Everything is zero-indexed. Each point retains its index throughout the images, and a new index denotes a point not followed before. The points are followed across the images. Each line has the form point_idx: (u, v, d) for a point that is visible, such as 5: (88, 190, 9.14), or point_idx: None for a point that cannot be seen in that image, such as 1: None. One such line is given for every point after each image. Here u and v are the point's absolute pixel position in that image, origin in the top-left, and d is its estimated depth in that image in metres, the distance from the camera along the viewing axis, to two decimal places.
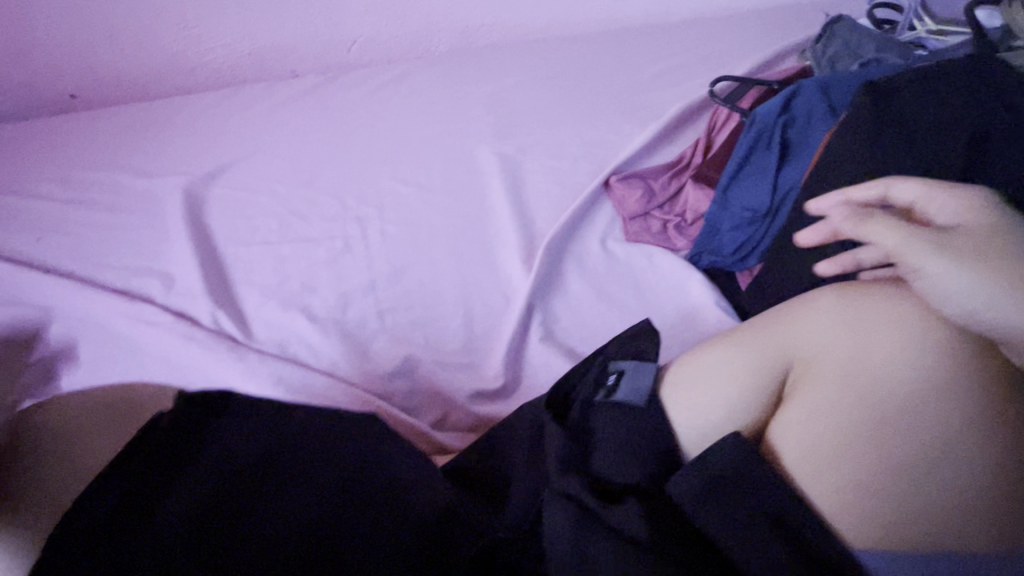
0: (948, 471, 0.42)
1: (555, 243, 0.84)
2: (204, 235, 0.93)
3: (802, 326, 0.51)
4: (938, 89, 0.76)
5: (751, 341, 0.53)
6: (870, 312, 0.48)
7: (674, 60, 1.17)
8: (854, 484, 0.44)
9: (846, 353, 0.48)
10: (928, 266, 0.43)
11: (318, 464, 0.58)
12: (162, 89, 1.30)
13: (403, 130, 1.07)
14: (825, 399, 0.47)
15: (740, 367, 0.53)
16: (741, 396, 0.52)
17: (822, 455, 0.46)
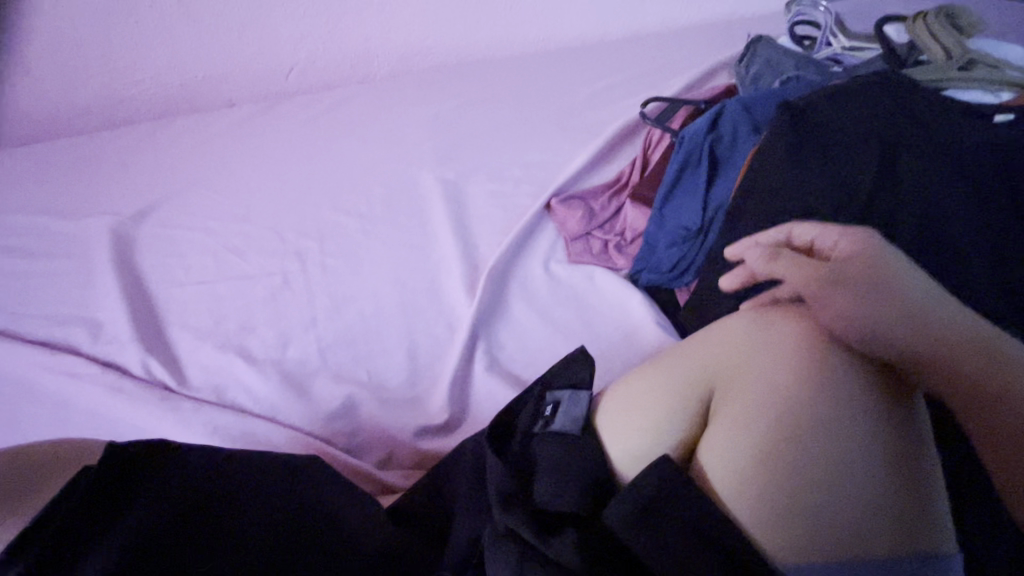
0: (852, 480, 0.45)
1: (498, 268, 0.85)
2: (134, 277, 0.89)
3: (719, 349, 0.54)
4: (850, 107, 0.80)
5: (674, 368, 0.55)
6: (779, 335, 0.52)
7: (610, 78, 1.19)
8: (773, 501, 0.46)
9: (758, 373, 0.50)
10: (825, 295, 0.51)
11: (266, 503, 0.53)
12: (89, 123, 1.25)
13: (343, 158, 1.06)
14: (742, 418, 0.49)
15: (665, 393, 0.54)
16: (668, 421, 0.53)
17: (744, 474, 0.47)
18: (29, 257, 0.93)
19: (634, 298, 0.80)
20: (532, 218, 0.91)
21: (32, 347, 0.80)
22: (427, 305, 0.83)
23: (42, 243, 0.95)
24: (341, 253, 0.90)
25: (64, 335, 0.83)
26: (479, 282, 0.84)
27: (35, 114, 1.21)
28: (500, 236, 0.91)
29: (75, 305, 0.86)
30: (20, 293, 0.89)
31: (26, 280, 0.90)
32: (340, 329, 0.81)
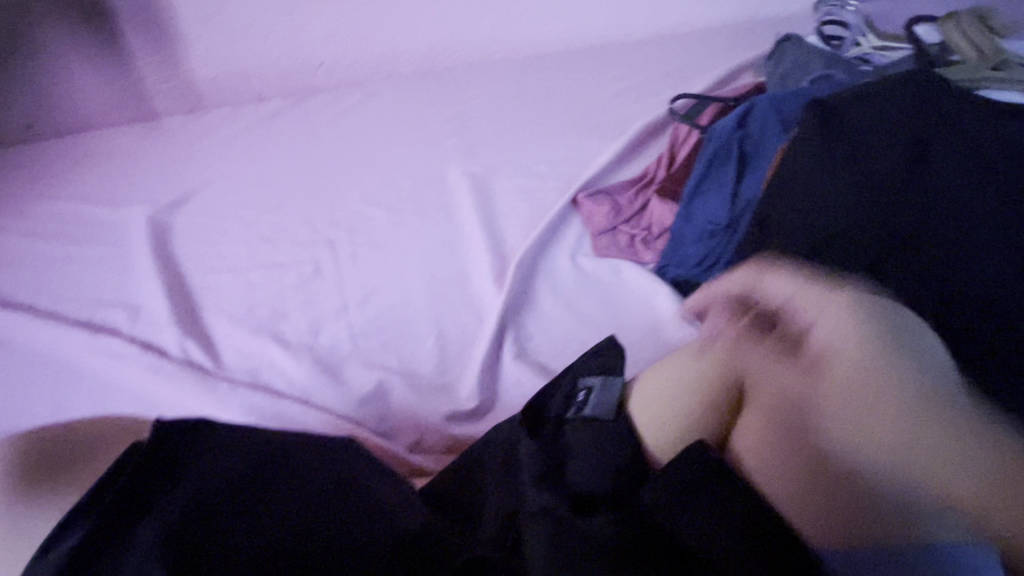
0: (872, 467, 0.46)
1: (525, 260, 0.86)
2: (171, 263, 0.92)
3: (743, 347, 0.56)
4: (883, 103, 0.80)
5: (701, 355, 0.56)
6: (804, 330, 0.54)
7: (636, 76, 1.20)
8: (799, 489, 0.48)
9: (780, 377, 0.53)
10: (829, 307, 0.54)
11: (306, 482, 0.54)
12: (124, 115, 1.29)
13: (371, 152, 1.08)
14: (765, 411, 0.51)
15: (691, 381, 0.55)
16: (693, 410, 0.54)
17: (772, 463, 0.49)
18: (70, 242, 0.96)
19: (661, 289, 0.81)
20: (558, 212, 0.92)
21: (75, 329, 0.82)
22: (455, 296, 0.84)
23: (82, 229, 0.98)
24: (370, 244, 0.92)
25: (105, 318, 0.85)
26: (506, 274, 0.85)
27: (72, 105, 1.25)
28: (527, 229, 0.92)
29: (114, 289, 0.89)
30: (61, 278, 0.92)
31: (67, 265, 0.93)
32: (371, 317, 0.83)
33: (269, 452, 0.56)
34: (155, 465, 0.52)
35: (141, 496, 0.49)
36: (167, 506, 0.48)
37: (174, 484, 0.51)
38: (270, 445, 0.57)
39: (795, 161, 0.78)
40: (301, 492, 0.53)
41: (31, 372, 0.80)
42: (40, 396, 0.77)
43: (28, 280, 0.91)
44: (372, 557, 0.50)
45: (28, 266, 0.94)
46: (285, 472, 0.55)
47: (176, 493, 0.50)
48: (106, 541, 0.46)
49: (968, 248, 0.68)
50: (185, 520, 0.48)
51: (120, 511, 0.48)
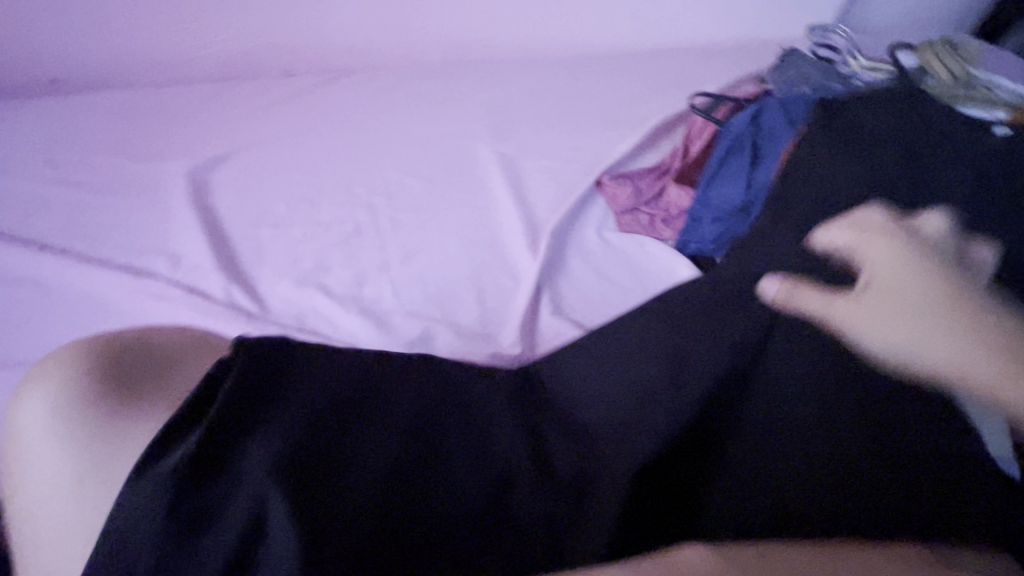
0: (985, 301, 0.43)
1: (558, 230, 0.93)
2: (210, 216, 0.94)
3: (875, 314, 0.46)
4: (879, 108, 0.91)
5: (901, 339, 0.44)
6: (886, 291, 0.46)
7: (650, 78, 1.30)
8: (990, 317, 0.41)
9: (949, 344, 0.41)
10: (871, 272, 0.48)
11: (398, 406, 0.55)
12: (151, 81, 1.30)
13: (405, 129, 1.13)
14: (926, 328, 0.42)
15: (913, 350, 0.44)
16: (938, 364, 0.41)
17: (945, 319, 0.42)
18: (104, 193, 0.97)
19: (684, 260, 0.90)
20: (585, 191, 1.00)
21: (116, 271, 0.84)
22: (492, 260, 0.90)
23: (116, 181, 0.99)
24: (408, 209, 0.97)
25: (145, 263, 0.87)
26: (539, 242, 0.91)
27: (99, 66, 1.25)
28: (556, 204, 0.99)
29: (153, 238, 0.90)
30: (97, 224, 0.92)
31: (103, 213, 0.94)
32: (414, 274, 0.87)
33: (359, 376, 0.57)
34: (249, 394, 0.51)
35: (246, 422, 0.50)
36: (276, 426, 0.49)
37: (275, 405, 0.51)
38: (358, 368, 0.57)
39: (805, 148, 0.87)
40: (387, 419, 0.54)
41: (70, 311, 0.80)
42: (82, 332, 0.78)
43: (63, 225, 0.92)
44: (469, 483, 0.51)
45: (61, 213, 0.94)
46: (377, 397, 0.55)
47: (281, 413, 0.51)
48: (215, 462, 0.47)
49: (965, 215, 0.75)
50: (293, 444, 0.48)
51: (228, 430, 0.49)
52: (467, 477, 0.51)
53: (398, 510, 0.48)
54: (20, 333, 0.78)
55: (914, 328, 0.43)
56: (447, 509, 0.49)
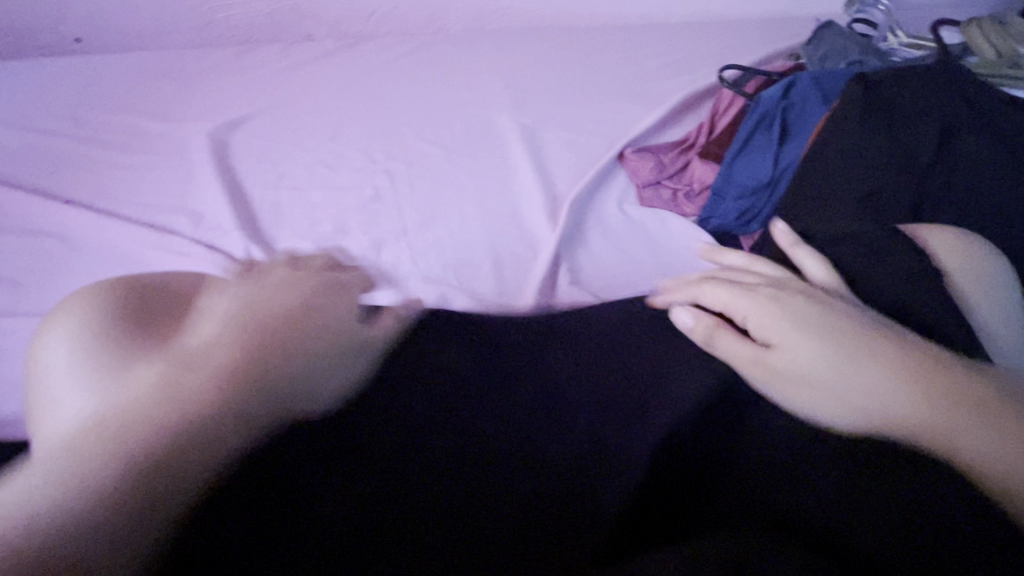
0: (923, 394, 0.46)
1: (577, 203, 0.92)
2: (231, 177, 0.94)
3: (817, 356, 0.50)
4: (917, 84, 0.88)
5: (844, 371, 0.49)
6: (845, 342, 0.50)
7: (678, 52, 1.26)
8: (893, 401, 0.47)
9: (896, 402, 0.47)
10: (826, 329, 0.52)
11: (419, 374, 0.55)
12: (173, 42, 1.30)
13: (425, 96, 1.12)
14: (893, 395, 0.47)
15: (861, 390, 0.48)
16: (880, 413, 0.47)
17: (846, 382, 0.49)
18: (127, 151, 0.98)
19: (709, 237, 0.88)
20: (607, 164, 0.98)
21: (139, 228, 0.85)
22: (511, 230, 0.89)
23: (139, 140, 1.00)
24: (428, 177, 0.96)
25: (167, 221, 0.87)
26: (559, 214, 0.90)
27: (123, 26, 1.25)
28: (577, 176, 0.98)
29: (175, 197, 0.91)
30: (120, 182, 0.93)
31: (126, 171, 0.95)
32: (430, 241, 0.87)
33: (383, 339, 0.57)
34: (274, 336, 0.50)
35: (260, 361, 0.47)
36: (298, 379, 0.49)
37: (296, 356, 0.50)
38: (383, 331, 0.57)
39: (837, 124, 0.84)
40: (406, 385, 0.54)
41: (94, 265, 0.81)
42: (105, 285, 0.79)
43: (88, 181, 0.93)
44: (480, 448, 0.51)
45: (85, 170, 0.95)
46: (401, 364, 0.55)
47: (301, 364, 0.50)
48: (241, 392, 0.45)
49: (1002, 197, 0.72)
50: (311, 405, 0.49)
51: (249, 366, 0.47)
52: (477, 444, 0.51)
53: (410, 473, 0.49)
54: (46, 284, 0.79)
55: (850, 380, 0.48)
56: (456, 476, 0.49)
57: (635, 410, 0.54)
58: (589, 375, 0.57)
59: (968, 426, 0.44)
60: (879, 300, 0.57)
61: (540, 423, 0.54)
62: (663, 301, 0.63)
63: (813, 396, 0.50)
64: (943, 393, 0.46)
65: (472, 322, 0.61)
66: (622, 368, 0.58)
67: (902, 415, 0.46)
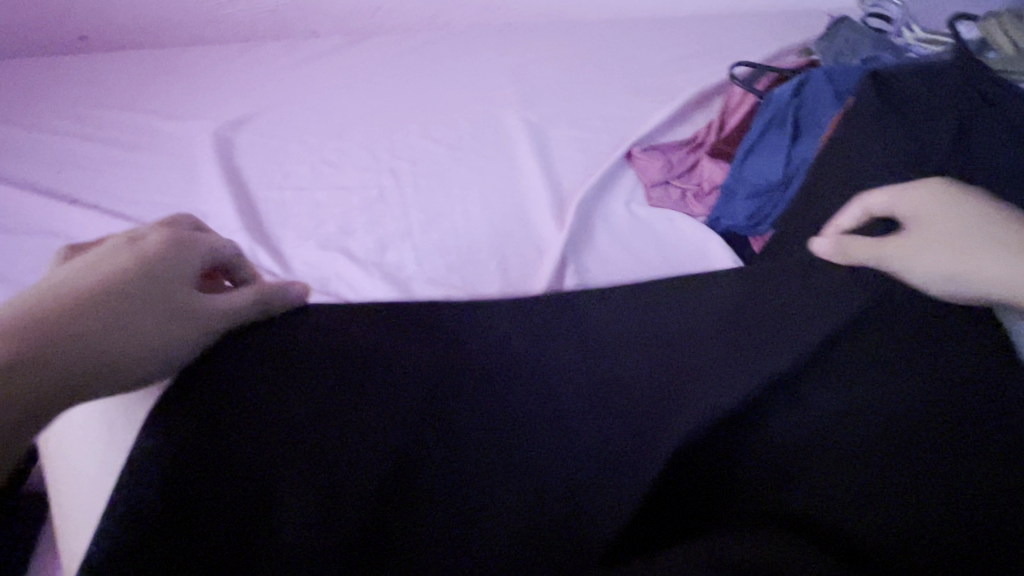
0: (999, 238, 0.52)
1: (584, 202, 0.90)
2: (235, 177, 0.94)
3: (932, 253, 0.53)
4: (934, 81, 0.86)
5: (973, 251, 0.52)
6: (940, 231, 0.53)
7: (686, 47, 1.24)
8: (991, 262, 0.52)
9: (999, 262, 0.51)
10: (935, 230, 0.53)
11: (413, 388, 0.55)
12: (176, 39, 1.29)
13: (430, 93, 1.11)
14: (995, 255, 0.52)
15: (971, 262, 0.52)
16: (998, 283, 0.51)
17: (955, 262, 0.52)
18: (130, 150, 0.98)
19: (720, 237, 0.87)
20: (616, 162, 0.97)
21: None
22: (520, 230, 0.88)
23: (143, 139, 0.99)
24: (434, 176, 0.95)
25: None
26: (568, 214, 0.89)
27: (125, 23, 1.24)
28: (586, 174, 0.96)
29: (180, 197, 0.91)
30: (124, 182, 0.93)
31: (131, 171, 0.94)
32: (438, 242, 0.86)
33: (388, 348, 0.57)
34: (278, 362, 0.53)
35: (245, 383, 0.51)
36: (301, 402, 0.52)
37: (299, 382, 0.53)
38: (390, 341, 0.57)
39: (851, 124, 0.83)
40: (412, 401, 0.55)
41: None
42: None
43: (92, 181, 0.93)
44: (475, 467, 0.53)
45: (89, 169, 0.95)
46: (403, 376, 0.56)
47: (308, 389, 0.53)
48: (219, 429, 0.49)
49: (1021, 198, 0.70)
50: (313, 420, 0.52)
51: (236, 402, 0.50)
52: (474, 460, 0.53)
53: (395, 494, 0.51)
54: None
55: (957, 254, 0.52)
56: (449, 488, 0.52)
57: (640, 423, 0.55)
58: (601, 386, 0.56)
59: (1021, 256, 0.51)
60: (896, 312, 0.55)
61: (547, 438, 0.54)
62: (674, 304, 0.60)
63: (915, 261, 0.53)
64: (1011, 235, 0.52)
65: (475, 326, 0.59)
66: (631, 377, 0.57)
67: (998, 272, 0.51)
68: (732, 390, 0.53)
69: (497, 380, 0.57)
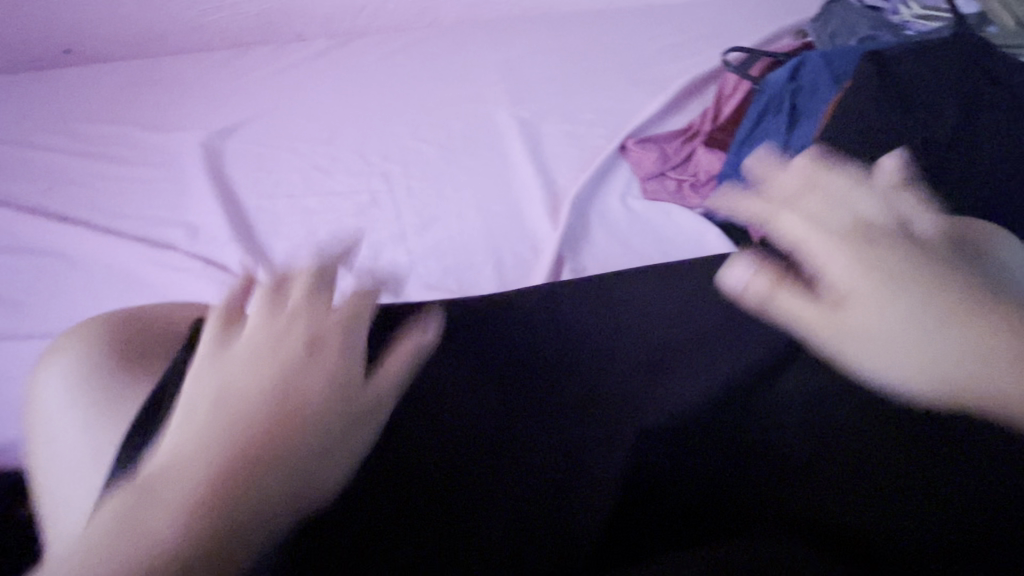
0: (943, 305, 0.41)
1: (579, 199, 0.89)
2: (226, 187, 0.93)
3: (879, 281, 0.43)
4: (934, 58, 0.83)
5: (908, 312, 0.41)
6: (878, 267, 0.44)
7: (679, 35, 1.22)
8: (920, 341, 0.40)
9: (908, 341, 0.41)
10: (838, 250, 0.45)
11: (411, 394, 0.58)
12: (163, 48, 1.28)
13: (420, 93, 1.10)
14: (900, 315, 0.41)
15: (912, 332, 0.41)
16: (934, 356, 0.40)
17: (903, 340, 0.41)
18: (120, 164, 0.97)
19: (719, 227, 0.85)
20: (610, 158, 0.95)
21: (135, 244, 0.83)
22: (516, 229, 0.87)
23: (131, 152, 0.99)
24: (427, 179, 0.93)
25: (163, 235, 0.86)
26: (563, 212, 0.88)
27: (111, 35, 1.23)
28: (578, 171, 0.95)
29: (171, 210, 0.90)
30: (114, 197, 0.92)
31: (120, 185, 0.93)
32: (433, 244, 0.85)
33: None
34: None
35: None
36: None
37: None
38: None
39: (849, 106, 0.81)
40: (397, 408, 0.51)
41: (92, 284, 0.80)
42: (104, 304, 0.78)
43: (82, 197, 0.92)
44: (467, 448, 0.52)
45: (79, 185, 0.94)
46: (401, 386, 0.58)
47: None
48: None
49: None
50: None
51: None
52: (461, 439, 0.53)
53: (392, 489, 0.49)
54: (42, 305, 0.78)
55: (908, 318, 0.41)
56: (445, 468, 0.51)
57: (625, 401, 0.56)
58: (595, 397, 0.57)
59: (971, 348, 0.39)
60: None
61: (539, 429, 0.55)
62: (669, 310, 0.61)
63: (854, 339, 0.42)
64: (956, 306, 0.40)
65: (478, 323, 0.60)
66: (625, 386, 0.57)
67: (930, 343, 0.40)
68: (712, 377, 0.55)
69: (482, 362, 0.56)
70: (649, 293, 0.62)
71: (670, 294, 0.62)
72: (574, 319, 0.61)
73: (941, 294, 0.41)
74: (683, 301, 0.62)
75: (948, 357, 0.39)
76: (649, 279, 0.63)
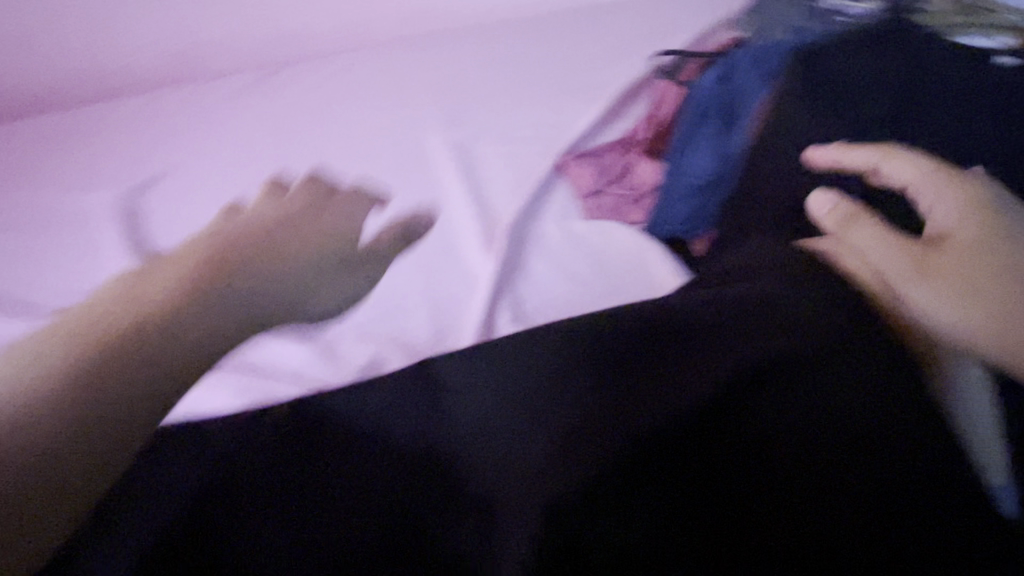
0: (946, 312, 0.59)
1: (514, 226, 0.85)
2: (144, 244, 0.88)
3: (937, 308, 0.60)
4: (864, 49, 0.81)
5: (921, 306, 0.60)
6: (945, 297, 0.60)
7: (616, 34, 1.18)
8: (962, 309, 0.59)
9: (953, 308, 0.59)
10: (919, 284, 0.61)
11: (342, 464, 0.59)
12: (85, 93, 1.23)
13: (350, 122, 1.05)
14: (938, 292, 0.60)
15: (983, 303, 0.58)
16: (982, 319, 0.58)
17: (963, 298, 0.59)
18: (36, 228, 0.93)
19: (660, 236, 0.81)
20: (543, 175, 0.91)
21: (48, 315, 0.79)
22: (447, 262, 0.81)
23: (47, 214, 0.94)
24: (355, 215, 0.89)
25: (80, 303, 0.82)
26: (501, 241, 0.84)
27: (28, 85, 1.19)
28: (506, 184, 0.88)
29: (85, 273, 0.85)
30: (29, 265, 0.88)
31: (35, 251, 0.89)
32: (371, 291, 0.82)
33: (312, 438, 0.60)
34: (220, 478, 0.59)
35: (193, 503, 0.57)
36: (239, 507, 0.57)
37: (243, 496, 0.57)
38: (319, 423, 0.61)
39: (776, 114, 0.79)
40: (335, 496, 0.57)
41: None
42: None
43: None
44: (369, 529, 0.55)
45: None
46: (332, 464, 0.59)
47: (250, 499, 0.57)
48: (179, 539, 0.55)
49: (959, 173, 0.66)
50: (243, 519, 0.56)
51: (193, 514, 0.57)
52: (371, 522, 0.55)
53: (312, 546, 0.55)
54: None
55: (953, 300, 0.59)
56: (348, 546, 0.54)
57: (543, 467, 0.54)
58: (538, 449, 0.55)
59: (986, 317, 0.58)
60: (801, 339, 0.57)
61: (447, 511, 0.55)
62: (595, 359, 0.60)
63: (938, 305, 0.60)
64: (946, 276, 0.61)
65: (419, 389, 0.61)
66: (570, 433, 0.55)
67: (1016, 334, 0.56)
68: (634, 433, 0.54)
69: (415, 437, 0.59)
70: (574, 342, 0.60)
71: (597, 341, 0.61)
72: (500, 376, 0.61)
73: (966, 268, 0.60)
74: (609, 348, 0.60)
75: (1000, 332, 0.57)
76: (577, 328, 0.62)
